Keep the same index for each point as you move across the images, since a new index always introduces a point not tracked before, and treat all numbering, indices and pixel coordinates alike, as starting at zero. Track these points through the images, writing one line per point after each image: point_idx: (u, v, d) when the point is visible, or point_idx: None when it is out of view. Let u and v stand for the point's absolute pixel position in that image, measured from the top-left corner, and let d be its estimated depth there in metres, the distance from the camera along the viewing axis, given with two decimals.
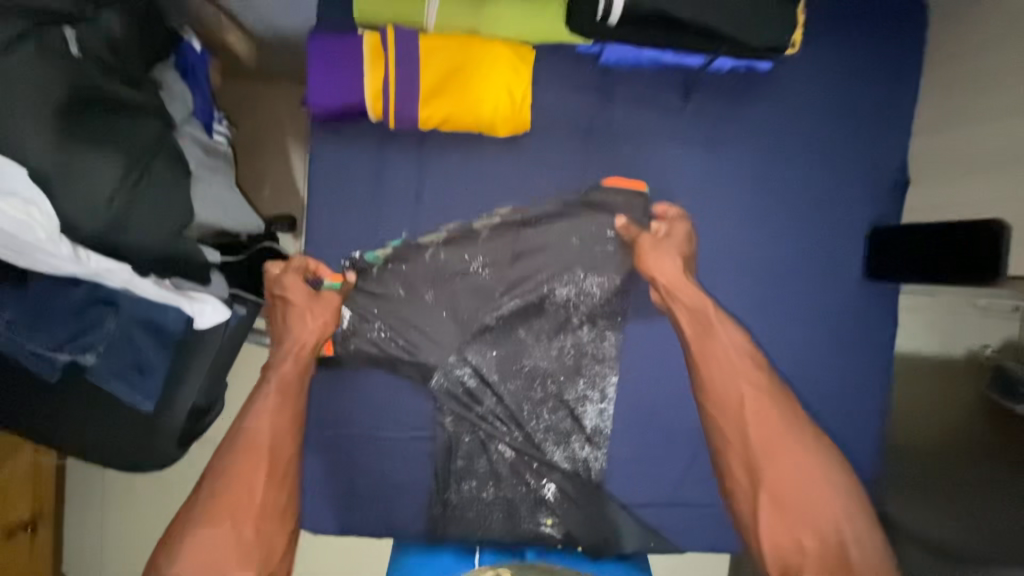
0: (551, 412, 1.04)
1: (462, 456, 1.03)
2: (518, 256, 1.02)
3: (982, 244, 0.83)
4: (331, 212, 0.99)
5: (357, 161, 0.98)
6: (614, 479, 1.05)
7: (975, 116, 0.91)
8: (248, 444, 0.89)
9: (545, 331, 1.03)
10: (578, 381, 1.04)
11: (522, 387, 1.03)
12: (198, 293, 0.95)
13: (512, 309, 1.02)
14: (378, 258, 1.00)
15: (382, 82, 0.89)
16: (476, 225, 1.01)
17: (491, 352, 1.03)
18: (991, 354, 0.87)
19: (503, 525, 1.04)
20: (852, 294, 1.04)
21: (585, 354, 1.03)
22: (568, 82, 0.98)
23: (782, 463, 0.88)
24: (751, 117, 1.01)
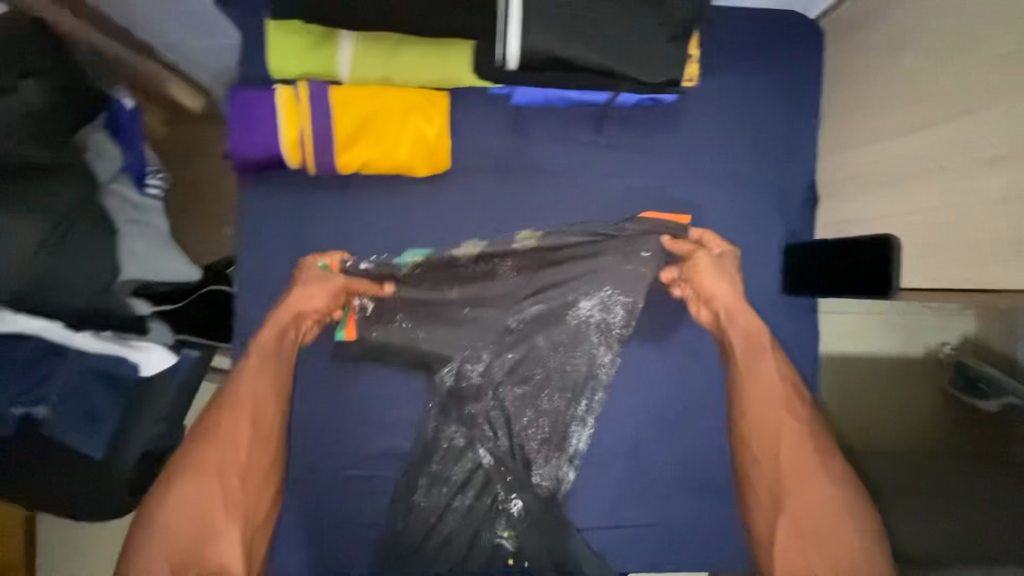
0: (548, 423, 0.98)
1: (438, 459, 0.97)
2: (555, 261, 0.99)
3: (879, 259, 0.87)
4: (260, 258, 1.01)
5: (281, 207, 1.01)
6: (577, 496, 1.02)
7: (864, 137, 0.95)
8: (234, 402, 0.85)
9: (562, 342, 0.97)
10: (579, 402, 1.00)
11: (531, 396, 0.97)
12: (144, 342, 0.98)
13: (535, 313, 0.98)
14: (407, 263, 1.00)
15: (298, 133, 0.93)
16: (517, 239, 1.01)
17: (508, 355, 0.97)
18: (949, 352, 0.99)
19: (463, 539, 0.93)
20: (773, 309, 1.07)
21: (592, 375, 1.00)
22: (483, 123, 1.03)
23: (804, 490, 0.80)
24: (661, 146, 1.05)
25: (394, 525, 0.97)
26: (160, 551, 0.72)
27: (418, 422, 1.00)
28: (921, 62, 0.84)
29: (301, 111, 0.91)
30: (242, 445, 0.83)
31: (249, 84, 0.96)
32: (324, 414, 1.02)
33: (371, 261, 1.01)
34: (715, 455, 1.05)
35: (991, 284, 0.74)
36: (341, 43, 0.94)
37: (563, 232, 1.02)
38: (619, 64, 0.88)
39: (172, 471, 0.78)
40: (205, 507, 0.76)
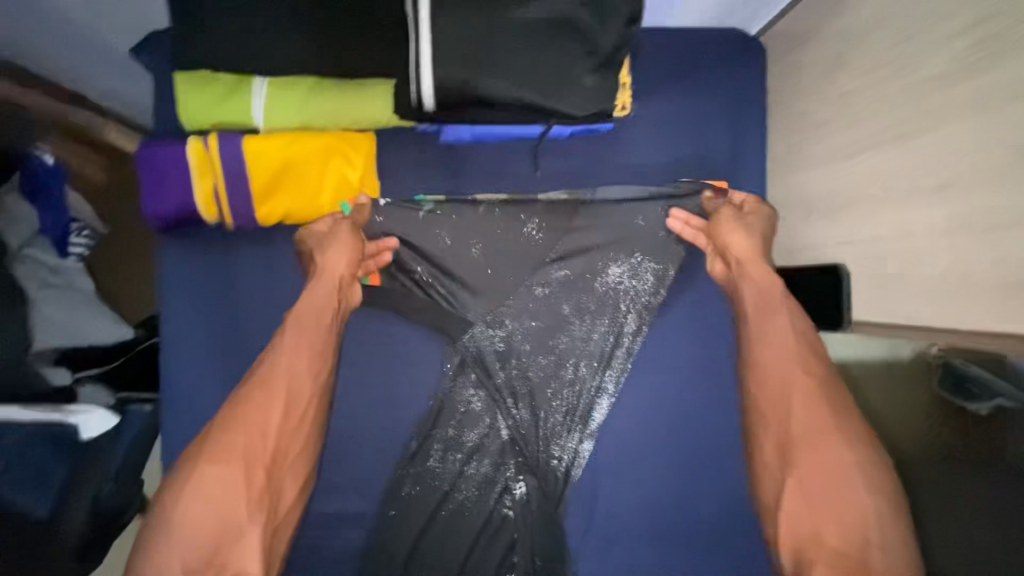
0: (570, 395, 0.98)
1: (453, 425, 0.98)
2: (575, 229, 0.98)
3: (830, 287, 0.84)
4: (184, 318, 0.96)
5: (202, 263, 0.96)
6: (593, 484, 1.00)
7: (810, 161, 0.90)
8: (265, 382, 0.81)
9: (588, 309, 0.98)
10: (605, 373, 1.00)
11: (556, 366, 0.98)
12: (82, 406, 0.95)
13: (560, 279, 0.98)
14: (428, 200, 0.96)
15: (212, 188, 0.88)
16: (539, 196, 0.98)
17: (530, 322, 0.98)
18: (937, 352, 0.69)
19: (471, 511, 0.94)
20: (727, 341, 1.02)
21: (619, 346, 1.00)
22: (414, 164, 0.98)
23: (818, 453, 0.75)
24: (603, 176, 1.00)
25: (396, 496, 0.97)
26: (178, 546, 0.69)
27: (439, 385, 1.01)
28: (856, 81, 0.79)
29: (211, 164, 0.87)
30: (269, 432, 0.79)
31: (160, 137, 0.92)
32: None
33: (391, 200, 0.96)
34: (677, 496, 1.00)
35: (932, 323, 0.68)
36: (256, 90, 0.89)
37: (585, 201, 0.98)
38: (540, 99, 0.84)
39: (198, 458, 0.75)
40: (227, 502, 0.73)
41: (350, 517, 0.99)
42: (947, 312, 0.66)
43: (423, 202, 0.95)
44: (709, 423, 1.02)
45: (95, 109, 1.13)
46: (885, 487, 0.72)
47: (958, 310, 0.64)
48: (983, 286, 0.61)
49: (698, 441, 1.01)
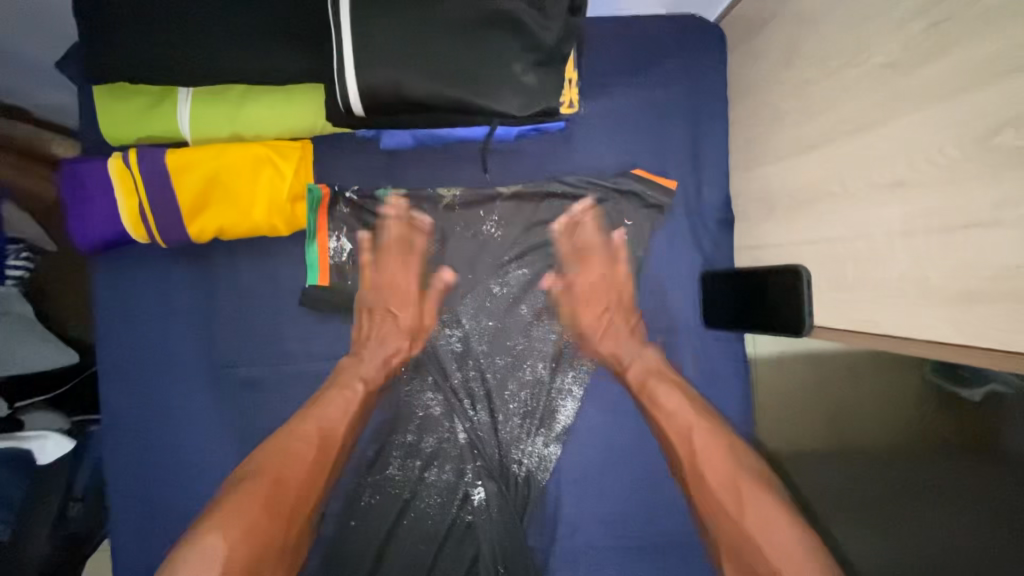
0: (529, 396, 0.95)
1: (412, 430, 0.93)
2: (534, 227, 0.95)
3: (786, 291, 0.79)
4: (126, 342, 0.94)
5: (140, 283, 0.93)
6: (562, 492, 0.94)
7: (769, 155, 0.85)
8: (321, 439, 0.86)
9: (547, 309, 0.96)
10: (566, 373, 0.96)
11: (513, 367, 0.95)
12: (37, 431, 0.97)
13: (519, 279, 0.95)
14: (389, 196, 0.93)
15: (137, 205, 0.85)
16: (500, 190, 0.94)
17: (487, 320, 0.95)
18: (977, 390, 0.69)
19: (432, 521, 0.91)
20: (692, 345, 0.97)
21: (578, 347, 0.96)
22: (357, 173, 0.93)
23: (727, 521, 0.84)
24: (556, 178, 0.95)
25: (356, 507, 0.91)
26: None
27: (393, 390, 0.94)
28: (812, 69, 0.74)
29: (135, 182, 0.83)
30: (296, 483, 0.84)
31: (84, 156, 0.88)
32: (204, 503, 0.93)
33: (355, 192, 0.93)
34: (649, 516, 0.94)
35: (891, 330, 0.63)
36: (180, 101, 0.84)
37: (547, 189, 0.94)
38: (476, 97, 0.79)
39: (218, 517, 0.78)
40: (259, 558, 0.77)
41: None
42: (904, 320, 0.61)
43: (384, 197, 0.93)
44: None
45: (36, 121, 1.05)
46: (797, 532, 0.77)
47: (915, 320, 0.59)
48: (936, 292, 0.56)
49: None
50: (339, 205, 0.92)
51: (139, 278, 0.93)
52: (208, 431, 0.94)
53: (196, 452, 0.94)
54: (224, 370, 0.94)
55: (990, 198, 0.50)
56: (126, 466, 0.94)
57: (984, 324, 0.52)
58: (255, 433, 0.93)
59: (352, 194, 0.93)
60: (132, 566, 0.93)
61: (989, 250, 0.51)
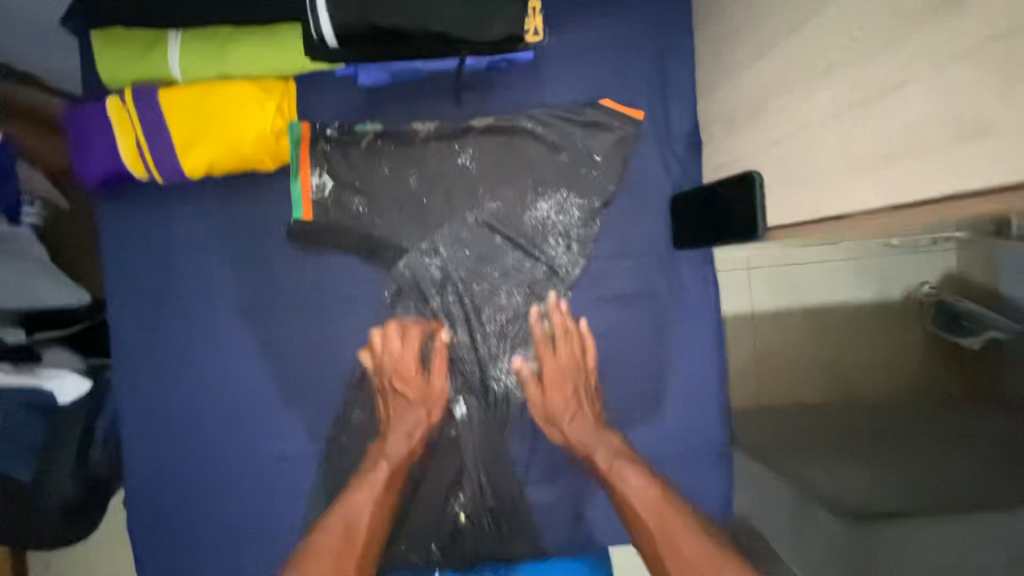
0: (506, 320, 1.00)
1: None
2: (507, 162, 0.98)
3: (744, 198, 0.82)
4: (126, 276, 0.99)
5: (134, 221, 0.98)
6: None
7: (728, 72, 0.88)
8: (352, 527, 0.88)
9: (520, 242, 0.99)
10: (542, 301, 0.99)
11: (489, 293, 1.00)
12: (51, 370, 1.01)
13: (494, 211, 0.99)
14: (368, 131, 0.97)
15: (133, 143, 0.91)
16: (472, 124, 0.97)
17: (464, 250, 0.99)
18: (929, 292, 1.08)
19: None
20: (662, 267, 1.00)
21: (554, 274, 0.99)
22: (338, 110, 0.99)
23: None
24: (527, 109, 0.98)
25: (347, 423, 0.99)
26: None
27: (379, 313, 0.99)
28: None
29: (131, 120, 0.90)
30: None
31: (86, 99, 0.94)
32: (210, 424, 1.00)
33: (334, 127, 0.97)
34: (623, 424, 1.01)
35: (831, 214, 0.66)
36: (170, 43, 0.90)
37: (516, 124, 0.97)
38: (444, 28, 0.83)
39: None
40: None
41: (293, 460, 0.99)
42: (839, 198, 0.64)
43: (362, 132, 0.97)
44: (642, 350, 1.01)
45: None
46: None
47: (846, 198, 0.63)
48: (866, 163, 0.59)
49: (639, 369, 1.01)
50: (320, 143, 0.96)
51: (136, 215, 0.98)
52: (208, 358, 1.00)
53: (197, 379, 1.00)
54: (219, 299, 0.99)
55: (901, 60, 0.53)
56: (132, 394, 1.00)
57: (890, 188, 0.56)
58: (252, 358, 1.00)
59: (332, 131, 0.96)
60: (142, 484, 0.99)
61: (901, 113, 0.53)
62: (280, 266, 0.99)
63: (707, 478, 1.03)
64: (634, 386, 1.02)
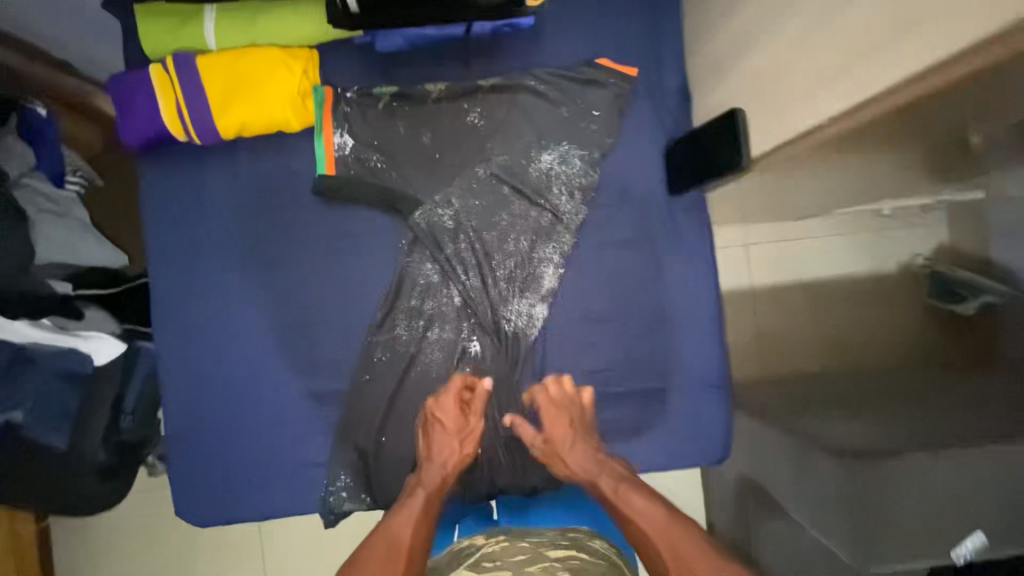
0: (517, 266, 1.08)
1: (415, 294, 1.07)
2: (514, 118, 1.06)
3: (730, 134, 0.91)
4: (162, 230, 1.06)
5: (171, 180, 1.06)
6: (548, 346, 1.08)
7: (715, 25, 0.97)
8: (388, 545, 0.83)
9: (526, 192, 1.07)
10: (548, 245, 1.07)
11: (498, 241, 1.08)
12: (90, 332, 1.13)
13: (501, 164, 1.07)
14: (384, 93, 1.06)
15: (173, 104, 0.99)
16: (480, 84, 1.06)
17: (474, 201, 1.08)
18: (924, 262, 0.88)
19: (440, 365, 1.07)
20: (659, 211, 1.08)
21: (559, 220, 1.07)
22: (358, 75, 1.08)
23: None
24: (530, 69, 1.07)
25: (369, 363, 1.06)
26: None
27: (396, 260, 1.07)
28: None
29: (173, 83, 0.99)
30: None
31: (129, 68, 1.04)
32: (241, 367, 1.06)
33: (354, 91, 1.06)
34: (629, 363, 1.07)
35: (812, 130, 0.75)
36: (206, 15, 1.00)
37: (520, 83, 1.06)
38: None
39: None
40: None
41: (318, 398, 1.06)
42: (831, 104, 0.73)
43: (380, 95, 1.06)
44: (643, 290, 1.07)
45: (87, 80, 1.34)
46: None
47: (846, 97, 0.71)
48: None
49: (642, 310, 1.07)
50: (341, 105, 1.05)
51: (172, 174, 1.06)
52: (239, 307, 1.06)
53: (227, 324, 1.06)
54: (249, 251, 1.06)
55: None
56: (170, 342, 1.06)
57: (875, 80, 0.65)
58: (278, 305, 1.06)
59: (352, 95, 1.05)
60: (177, 422, 1.05)
61: None
62: (306, 218, 1.07)
63: (707, 411, 1.09)
64: (639, 326, 1.07)
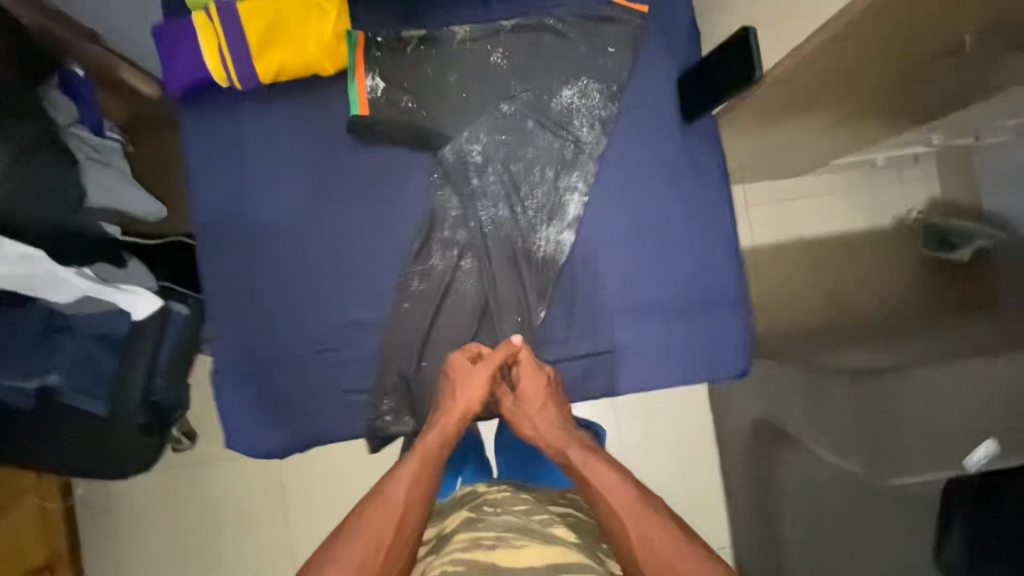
0: (543, 195, 1.14)
1: (449, 226, 1.14)
2: (535, 56, 1.13)
3: (745, 52, 0.97)
4: (208, 172, 1.12)
5: (214, 125, 1.12)
6: (576, 270, 1.14)
7: None
8: (383, 499, 0.87)
9: (549, 125, 1.14)
10: (572, 173, 1.14)
11: (525, 172, 1.15)
12: (129, 287, 1.13)
13: (525, 100, 1.13)
14: (413, 37, 1.12)
15: (215, 49, 1.04)
16: (502, 26, 1.13)
17: (500, 136, 1.14)
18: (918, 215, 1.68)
19: (478, 289, 1.15)
20: (675, 138, 1.14)
21: (581, 150, 1.13)
22: (386, 22, 1.15)
23: None
24: (548, 11, 1.15)
25: (407, 291, 1.13)
26: None
27: (429, 193, 1.13)
28: None
29: (215, 28, 1.03)
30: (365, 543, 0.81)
31: (170, 19, 1.09)
32: (283, 301, 1.11)
33: (383, 37, 1.12)
34: (651, 282, 1.13)
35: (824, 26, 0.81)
36: None
37: (540, 22, 1.13)
38: None
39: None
40: None
41: (361, 326, 1.11)
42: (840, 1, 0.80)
43: (409, 39, 1.12)
44: (662, 213, 1.14)
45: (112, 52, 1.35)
46: None
47: None
48: None
49: (663, 231, 1.14)
50: (373, 50, 1.11)
51: (214, 120, 1.12)
52: (279, 244, 1.11)
53: (269, 261, 1.11)
54: (287, 189, 1.12)
55: None
56: (218, 279, 1.11)
57: None
58: (317, 241, 1.11)
59: (382, 40, 1.11)
60: (228, 354, 1.10)
61: None
62: (343, 156, 1.12)
63: (730, 327, 1.15)
64: (659, 249, 1.13)
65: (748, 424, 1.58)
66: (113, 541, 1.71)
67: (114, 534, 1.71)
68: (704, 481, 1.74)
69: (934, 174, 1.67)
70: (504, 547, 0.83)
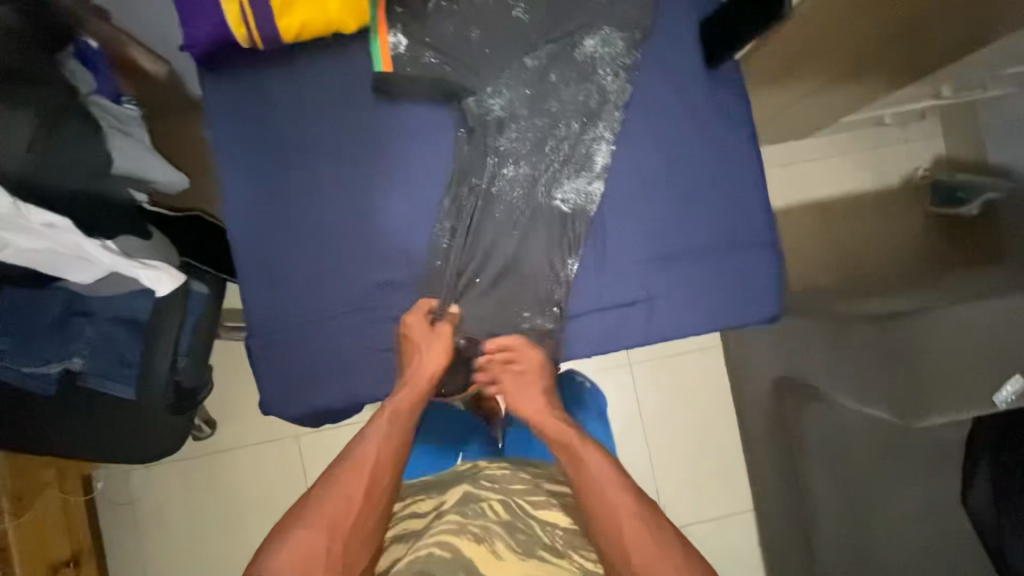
0: (568, 146, 1.15)
1: (480, 178, 1.14)
2: (557, 7, 1.11)
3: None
4: (235, 135, 1.11)
5: (238, 89, 1.11)
6: (607, 221, 1.13)
7: None
8: (355, 458, 0.85)
9: (572, 77, 1.15)
10: (597, 124, 1.14)
11: (551, 125, 1.16)
12: (151, 262, 1.03)
13: (548, 53, 1.13)
14: None
15: (237, 7, 1.02)
16: None
17: (523, 90, 1.14)
18: (924, 173, 1.62)
19: (511, 241, 1.17)
20: (700, 86, 1.14)
21: (606, 100, 1.14)
22: None
23: None
24: None
25: (439, 249, 1.12)
26: None
27: (456, 147, 1.13)
28: None
29: None
30: (338, 497, 0.80)
31: None
32: (315, 262, 1.10)
33: None
34: (680, 229, 1.13)
35: None
36: None
37: None
38: None
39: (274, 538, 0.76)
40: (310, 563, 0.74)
41: (394, 286, 1.11)
42: None
43: None
44: (688, 160, 1.14)
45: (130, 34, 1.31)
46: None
47: None
48: None
49: (689, 178, 1.14)
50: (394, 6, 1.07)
51: (239, 83, 1.11)
52: (307, 206, 1.10)
53: (298, 224, 1.10)
54: (313, 151, 1.11)
55: None
56: (247, 245, 1.10)
57: None
58: (345, 202, 1.10)
59: None
60: (261, 318, 1.09)
61: None
62: (368, 116, 1.12)
63: (760, 273, 1.15)
64: (686, 197, 1.14)
65: (765, 388, 1.56)
66: (139, 526, 1.69)
67: (139, 521, 1.68)
68: (728, 443, 1.73)
69: (940, 133, 1.62)
70: (486, 546, 0.78)
